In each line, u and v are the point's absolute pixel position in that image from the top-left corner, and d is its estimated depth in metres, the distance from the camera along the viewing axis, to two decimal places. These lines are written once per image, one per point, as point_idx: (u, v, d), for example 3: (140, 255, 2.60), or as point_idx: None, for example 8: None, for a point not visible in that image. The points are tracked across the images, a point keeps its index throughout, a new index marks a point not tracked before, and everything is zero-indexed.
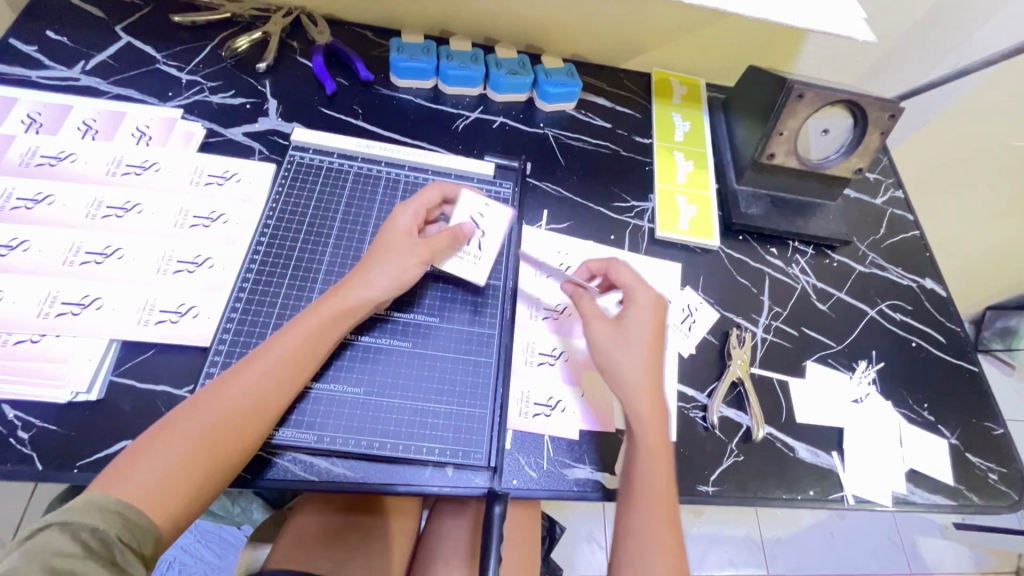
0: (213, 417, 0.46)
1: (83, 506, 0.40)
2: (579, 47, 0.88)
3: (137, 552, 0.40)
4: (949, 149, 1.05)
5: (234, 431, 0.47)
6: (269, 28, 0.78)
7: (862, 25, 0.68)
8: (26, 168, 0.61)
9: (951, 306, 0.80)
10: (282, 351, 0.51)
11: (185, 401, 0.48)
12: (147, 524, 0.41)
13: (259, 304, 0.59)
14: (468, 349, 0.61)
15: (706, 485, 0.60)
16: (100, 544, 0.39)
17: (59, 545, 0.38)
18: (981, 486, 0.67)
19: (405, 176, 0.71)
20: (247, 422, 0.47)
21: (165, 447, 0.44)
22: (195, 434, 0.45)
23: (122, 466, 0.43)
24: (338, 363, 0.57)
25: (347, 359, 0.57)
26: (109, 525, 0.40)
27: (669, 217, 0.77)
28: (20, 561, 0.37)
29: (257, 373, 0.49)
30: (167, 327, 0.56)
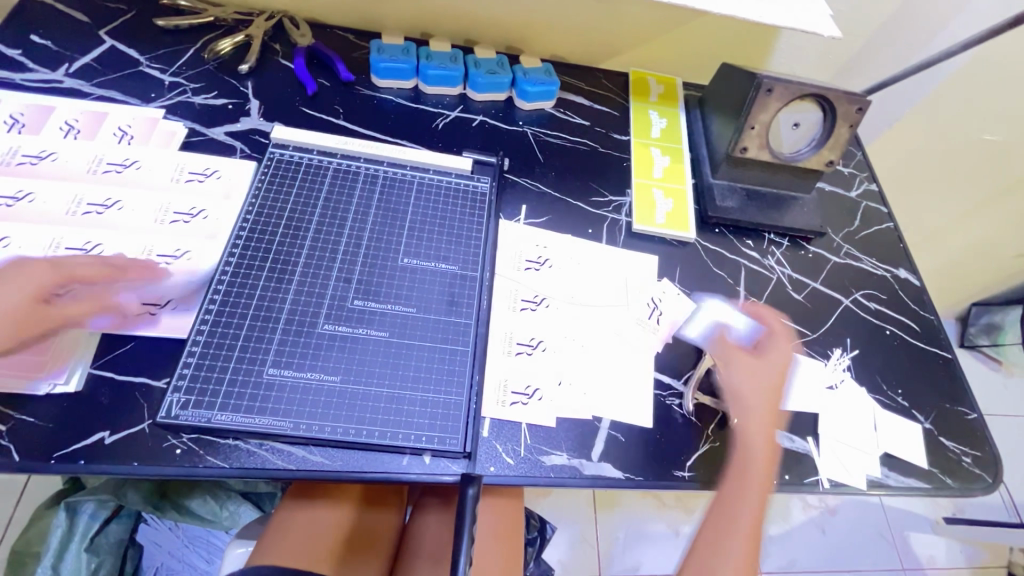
0: None
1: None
2: (557, 47, 0.90)
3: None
4: (920, 144, 1.08)
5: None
6: (251, 31, 0.80)
7: (828, 21, 0.70)
8: (7, 167, 0.62)
9: (924, 295, 0.81)
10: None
11: None
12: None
13: (238, 296, 0.59)
14: (444, 338, 0.61)
15: (683, 471, 0.61)
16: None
17: None
18: (956, 469, 0.68)
19: (384, 172, 0.72)
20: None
21: None
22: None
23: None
24: (316, 353, 0.57)
25: (325, 349, 0.58)
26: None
27: (646, 211, 0.78)
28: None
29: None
30: (146, 319, 0.57)
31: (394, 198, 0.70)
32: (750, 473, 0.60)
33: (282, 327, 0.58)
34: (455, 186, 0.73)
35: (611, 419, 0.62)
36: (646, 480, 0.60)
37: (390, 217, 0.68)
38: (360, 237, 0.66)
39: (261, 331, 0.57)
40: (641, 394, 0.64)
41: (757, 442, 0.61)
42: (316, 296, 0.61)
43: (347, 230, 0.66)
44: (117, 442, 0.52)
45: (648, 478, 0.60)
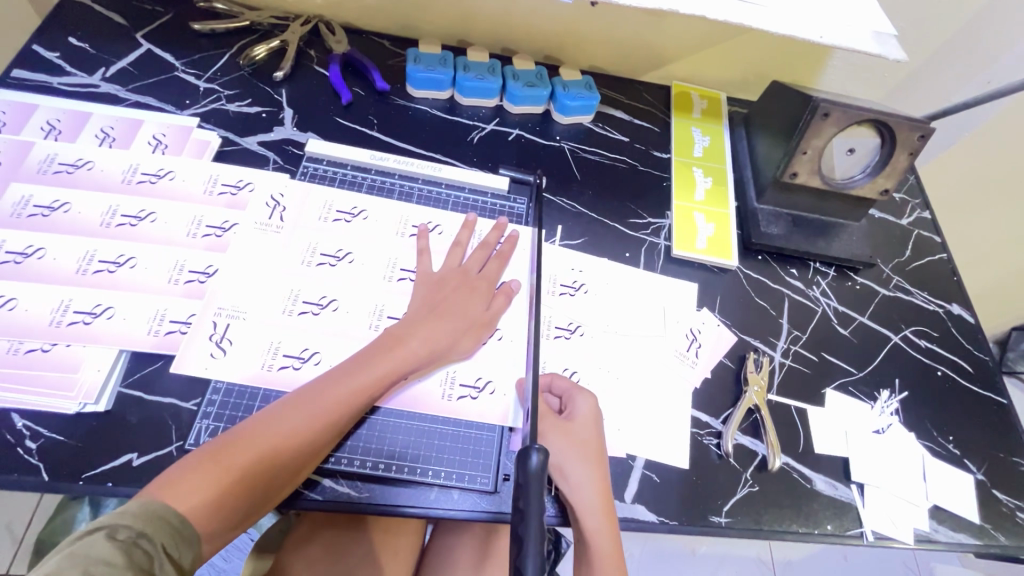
0: (269, 440, 0.48)
1: (131, 511, 0.41)
2: (598, 58, 0.86)
3: (176, 561, 0.41)
4: (975, 167, 1.02)
5: (237, 442, 0.47)
6: (286, 37, 0.78)
7: (892, 42, 0.66)
8: (43, 175, 0.62)
9: (980, 333, 0.77)
10: (327, 385, 0.52)
11: (248, 426, 0.48)
12: (188, 530, 0.43)
13: (274, 325, 0.59)
14: (492, 390, 0.60)
15: (719, 516, 0.58)
16: (140, 551, 0.39)
17: (100, 551, 0.37)
18: (1008, 526, 0.64)
19: (418, 190, 0.70)
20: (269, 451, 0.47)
21: (227, 458, 0.46)
22: (241, 456, 0.46)
23: (183, 474, 0.45)
24: (413, 324, 0.57)
25: (421, 320, 0.57)
26: (154, 531, 0.41)
27: (686, 235, 0.75)
28: (61, 564, 0.36)
29: (316, 399, 0.50)
30: (203, 356, 0.55)
31: (429, 215, 0.69)
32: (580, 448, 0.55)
33: (337, 356, 0.58)
34: (489, 206, 0.71)
35: (646, 458, 0.60)
36: (681, 525, 0.58)
37: (439, 248, 0.66)
38: (395, 261, 0.65)
39: (317, 371, 0.57)
40: (676, 433, 0.62)
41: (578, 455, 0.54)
42: (361, 337, 0.60)
43: (393, 263, 0.65)
44: (145, 465, 0.51)
45: (683, 523, 0.58)
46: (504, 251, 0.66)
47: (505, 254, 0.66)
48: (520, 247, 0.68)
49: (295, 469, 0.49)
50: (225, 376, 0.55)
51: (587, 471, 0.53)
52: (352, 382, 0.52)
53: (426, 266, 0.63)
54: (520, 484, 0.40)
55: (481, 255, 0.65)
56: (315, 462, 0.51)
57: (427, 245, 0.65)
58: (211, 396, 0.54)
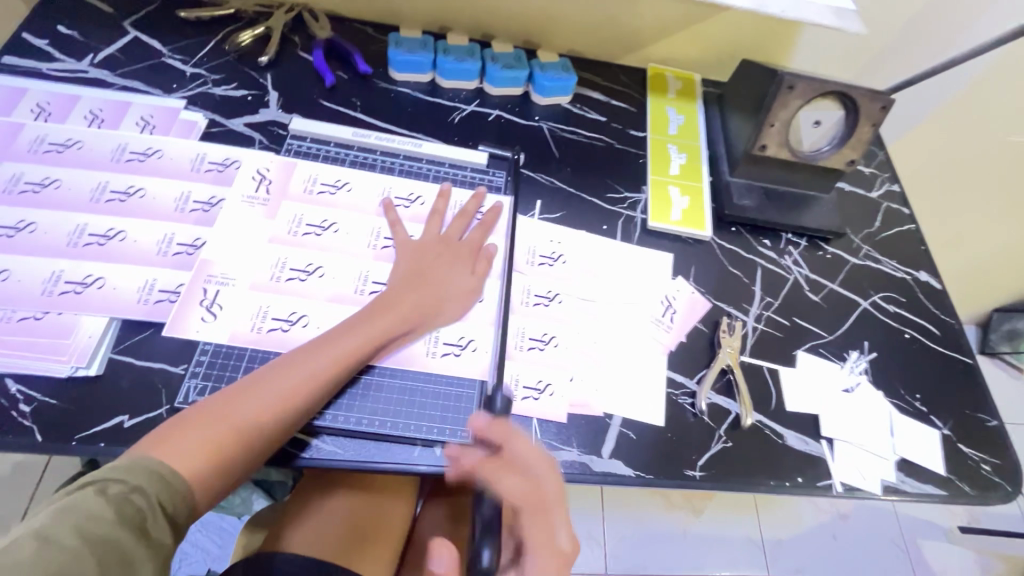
0: (260, 400, 0.49)
1: (124, 466, 0.43)
2: (575, 42, 0.89)
3: (168, 514, 0.44)
4: (944, 145, 1.06)
5: (227, 401, 0.49)
6: (270, 24, 0.80)
7: (852, 17, 0.69)
8: (34, 154, 0.63)
9: (946, 298, 0.79)
10: (316, 347, 0.54)
11: (238, 387, 0.50)
12: (182, 484, 0.45)
13: (263, 292, 0.61)
14: (475, 347, 0.62)
15: (694, 470, 0.61)
16: (132, 507, 0.42)
17: (91, 507, 0.41)
18: (975, 477, 0.67)
19: (400, 166, 0.73)
20: (261, 408, 0.49)
21: (218, 416, 0.48)
22: (233, 414, 0.48)
23: (176, 431, 0.47)
24: (399, 293, 0.60)
25: (405, 290, 0.60)
26: (148, 485, 0.43)
27: (661, 208, 0.77)
28: (57, 517, 0.40)
29: (305, 359, 0.53)
30: (194, 321, 0.57)
31: (416, 184, 0.71)
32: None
33: (325, 321, 0.60)
34: (469, 181, 0.74)
35: (622, 416, 0.62)
36: (657, 479, 0.60)
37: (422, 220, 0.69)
38: (378, 231, 0.67)
39: (303, 333, 0.59)
40: (652, 392, 0.64)
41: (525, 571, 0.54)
42: (344, 303, 0.62)
43: (377, 232, 0.67)
44: (136, 426, 0.53)
45: (659, 477, 0.60)
46: (487, 219, 0.68)
47: (487, 223, 0.68)
48: (502, 219, 0.71)
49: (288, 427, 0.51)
50: (214, 339, 0.57)
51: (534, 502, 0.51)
52: (343, 345, 0.55)
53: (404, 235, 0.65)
54: None
55: (462, 222, 0.67)
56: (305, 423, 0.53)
57: (398, 218, 0.67)
58: (197, 359, 0.56)
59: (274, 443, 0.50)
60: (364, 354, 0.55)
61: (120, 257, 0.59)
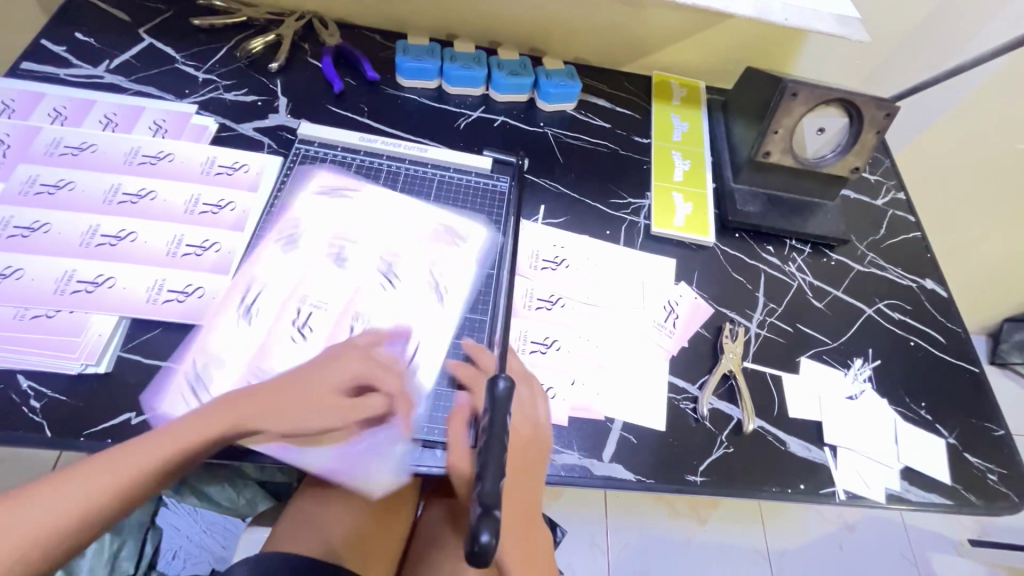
0: (99, 478, 0.44)
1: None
2: (580, 49, 0.90)
3: None
4: (950, 153, 1.05)
5: (65, 477, 0.44)
6: (281, 31, 0.82)
7: (855, 25, 0.69)
8: (50, 156, 0.65)
9: (952, 306, 0.79)
10: (202, 417, 0.49)
11: (83, 461, 0.45)
12: None
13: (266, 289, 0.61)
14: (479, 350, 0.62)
15: (695, 475, 0.61)
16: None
17: None
18: (981, 487, 0.66)
19: (406, 171, 0.74)
20: (106, 487, 0.44)
21: (48, 493, 0.43)
22: (69, 490, 0.43)
23: (1, 504, 0.42)
24: (295, 375, 0.54)
25: (307, 371, 0.54)
26: None
27: (664, 214, 0.78)
28: None
29: (185, 430, 0.48)
30: (202, 321, 0.58)
31: (414, 194, 0.72)
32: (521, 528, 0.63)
33: (330, 324, 0.61)
34: (474, 186, 0.74)
35: (624, 420, 0.62)
36: (657, 483, 0.60)
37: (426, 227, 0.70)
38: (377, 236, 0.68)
39: (304, 336, 0.59)
40: (654, 396, 0.64)
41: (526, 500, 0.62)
42: (348, 305, 0.62)
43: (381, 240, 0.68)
44: (143, 423, 0.53)
45: (660, 481, 0.60)
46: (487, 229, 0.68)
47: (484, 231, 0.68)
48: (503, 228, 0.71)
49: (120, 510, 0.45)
50: (219, 341, 0.58)
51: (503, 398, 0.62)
52: (215, 423, 0.49)
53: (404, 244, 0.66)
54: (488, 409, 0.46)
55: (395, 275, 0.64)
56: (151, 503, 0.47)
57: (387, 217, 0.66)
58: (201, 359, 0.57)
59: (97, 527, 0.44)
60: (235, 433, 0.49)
61: (130, 257, 0.60)
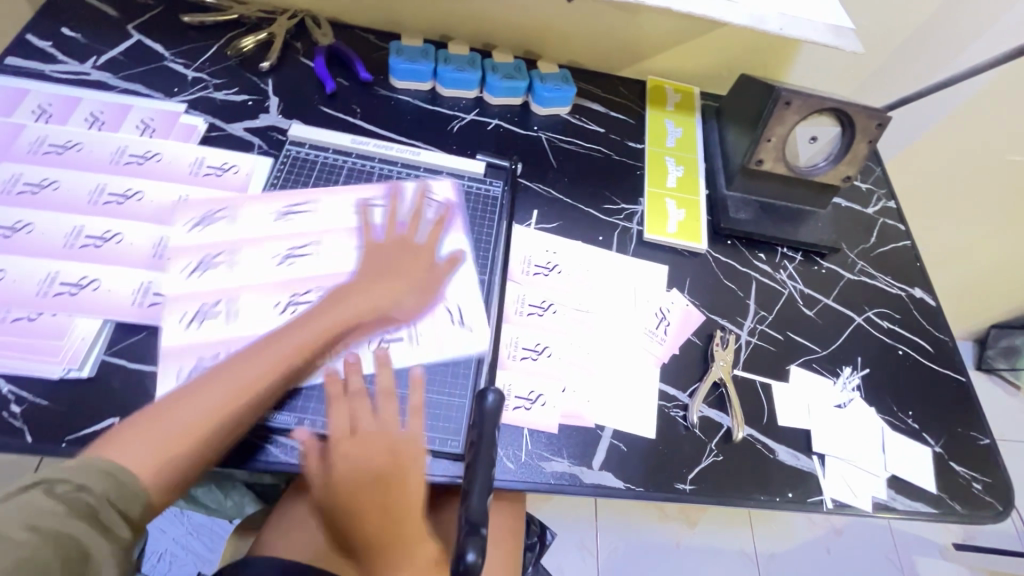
0: (208, 399, 0.49)
1: (68, 468, 0.41)
2: (575, 53, 0.90)
3: (125, 514, 0.42)
4: (941, 162, 1.06)
5: (165, 409, 0.47)
6: (273, 30, 0.81)
7: (849, 35, 0.69)
8: (34, 155, 0.64)
9: (940, 315, 0.80)
10: (292, 329, 0.55)
11: (176, 392, 0.49)
12: (136, 487, 0.43)
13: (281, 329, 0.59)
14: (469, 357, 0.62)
15: (684, 483, 0.61)
16: (85, 503, 0.40)
17: (42, 505, 0.38)
18: (965, 495, 0.66)
19: (398, 174, 0.73)
20: (221, 399, 0.49)
21: (159, 422, 0.46)
22: (187, 411, 0.47)
23: (115, 439, 0.45)
24: (354, 286, 0.60)
25: (365, 282, 0.61)
26: (97, 484, 0.41)
27: (657, 221, 0.78)
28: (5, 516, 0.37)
29: (278, 343, 0.54)
30: (219, 326, 0.58)
31: (405, 198, 0.71)
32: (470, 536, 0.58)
33: None
34: (466, 190, 0.74)
35: (614, 427, 0.62)
36: (647, 491, 0.60)
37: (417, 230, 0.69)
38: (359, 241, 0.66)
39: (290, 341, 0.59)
40: (644, 404, 0.64)
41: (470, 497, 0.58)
42: None
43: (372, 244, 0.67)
44: None
45: (649, 490, 0.60)
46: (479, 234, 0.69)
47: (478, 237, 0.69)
48: (496, 234, 0.70)
49: (248, 418, 0.50)
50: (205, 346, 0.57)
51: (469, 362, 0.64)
52: (292, 338, 0.54)
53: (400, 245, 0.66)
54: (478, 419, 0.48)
55: (420, 223, 0.67)
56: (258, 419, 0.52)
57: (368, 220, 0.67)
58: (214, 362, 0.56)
59: (223, 444, 0.49)
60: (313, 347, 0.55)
61: (115, 259, 0.59)
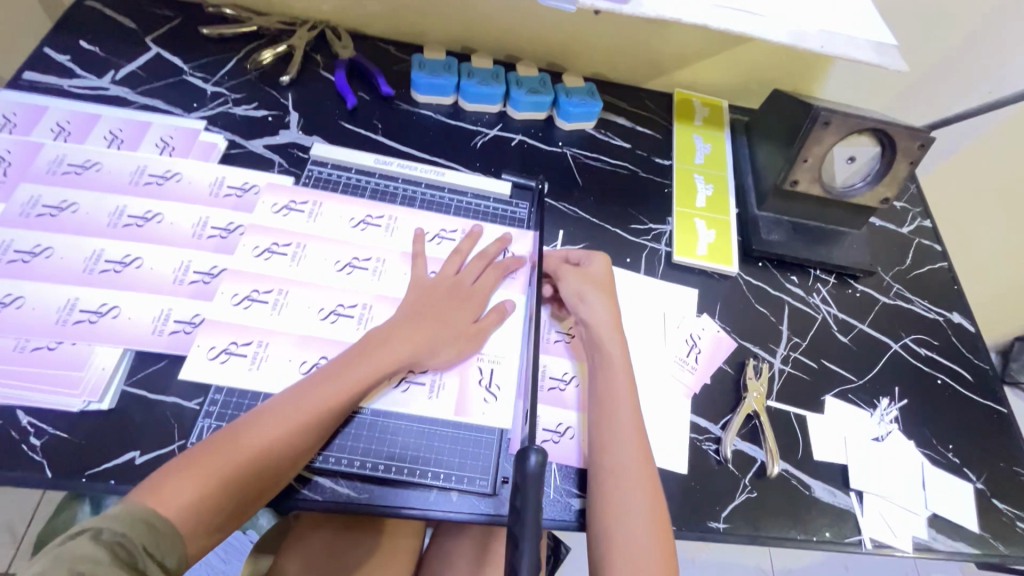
0: (250, 446, 0.47)
1: (115, 514, 0.42)
2: (601, 66, 0.87)
3: (160, 564, 0.42)
4: (976, 177, 1.03)
5: (210, 452, 0.46)
6: (293, 42, 0.79)
7: (894, 53, 0.66)
8: (52, 175, 0.62)
9: (980, 342, 0.77)
10: (337, 370, 0.53)
11: (220, 435, 0.48)
12: (172, 534, 0.43)
13: (322, 336, 0.59)
14: (496, 388, 0.60)
15: (718, 522, 0.59)
16: (126, 552, 0.40)
17: (86, 551, 0.39)
18: (1009, 535, 0.64)
19: (421, 194, 0.71)
20: (265, 447, 0.48)
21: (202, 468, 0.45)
22: (230, 458, 0.46)
23: (161, 482, 0.44)
24: (399, 326, 0.58)
25: (409, 322, 0.58)
26: (136, 534, 0.41)
27: (686, 242, 0.75)
28: (48, 566, 0.38)
29: (323, 388, 0.52)
30: (265, 313, 0.59)
31: (426, 218, 0.69)
32: (621, 473, 0.53)
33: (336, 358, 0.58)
34: (491, 211, 0.72)
35: None
36: (680, 531, 0.57)
37: (443, 254, 0.67)
38: (382, 259, 0.65)
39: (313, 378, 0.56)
40: (676, 437, 0.62)
41: (625, 447, 0.54)
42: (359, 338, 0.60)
43: (397, 267, 0.65)
44: (147, 464, 0.51)
45: (682, 529, 0.58)
46: (506, 262, 0.66)
47: (505, 266, 0.66)
48: (523, 266, 0.68)
49: (286, 467, 0.49)
50: (227, 377, 0.55)
51: (604, 300, 0.62)
52: (337, 384, 0.52)
53: (420, 271, 0.63)
54: (518, 483, 0.41)
55: (480, 263, 0.65)
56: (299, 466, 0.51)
57: (422, 249, 0.65)
58: (251, 345, 0.58)
59: (263, 492, 0.48)
60: (353, 394, 0.53)
61: (134, 285, 0.58)
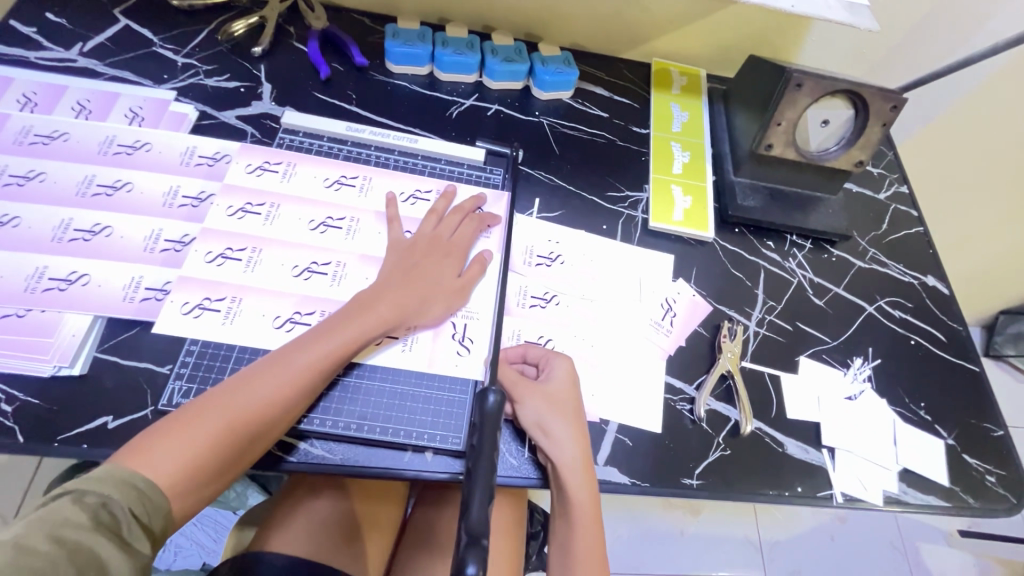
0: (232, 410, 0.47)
1: (100, 477, 0.42)
2: (578, 35, 0.87)
3: (145, 525, 0.42)
4: (955, 145, 1.03)
5: (193, 417, 0.46)
6: (265, 13, 0.78)
7: (864, 13, 0.66)
8: (19, 146, 0.62)
9: (954, 305, 0.77)
10: (320, 335, 0.52)
11: (204, 398, 0.48)
12: (158, 497, 0.43)
13: (297, 295, 0.59)
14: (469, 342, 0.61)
15: (691, 478, 0.59)
16: (109, 515, 0.41)
17: (69, 515, 0.40)
18: (979, 489, 0.65)
19: (395, 161, 0.71)
20: (247, 410, 0.47)
21: (184, 432, 0.45)
22: (213, 421, 0.46)
23: (145, 445, 0.45)
24: (383, 290, 0.57)
25: (393, 284, 0.58)
26: (122, 495, 0.41)
27: (662, 208, 0.75)
28: (31, 528, 0.39)
29: (307, 353, 0.51)
30: (237, 270, 0.59)
31: (400, 185, 0.69)
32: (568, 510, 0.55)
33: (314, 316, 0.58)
34: (465, 178, 0.72)
35: (619, 422, 0.60)
36: (653, 487, 0.58)
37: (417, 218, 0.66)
38: (357, 219, 0.65)
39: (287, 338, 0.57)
40: (651, 398, 0.62)
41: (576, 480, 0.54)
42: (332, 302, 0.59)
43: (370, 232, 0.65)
44: (120, 428, 0.51)
45: (655, 486, 0.58)
46: (484, 215, 0.67)
47: (483, 220, 0.67)
48: (499, 223, 0.69)
49: (271, 430, 0.49)
50: (198, 342, 0.55)
51: (567, 427, 0.55)
52: (320, 349, 0.52)
53: (396, 233, 0.63)
54: (476, 424, 0.45)
55: (455, 218, 0.65)
56: (283, 428, 0.50)
57: (396, 213, 0.65)
58: (224, 301, 0.58)
59: (249, 455, 0.48)
60: (336, 358, 0.52)
61: (103, 253, 0.57)
